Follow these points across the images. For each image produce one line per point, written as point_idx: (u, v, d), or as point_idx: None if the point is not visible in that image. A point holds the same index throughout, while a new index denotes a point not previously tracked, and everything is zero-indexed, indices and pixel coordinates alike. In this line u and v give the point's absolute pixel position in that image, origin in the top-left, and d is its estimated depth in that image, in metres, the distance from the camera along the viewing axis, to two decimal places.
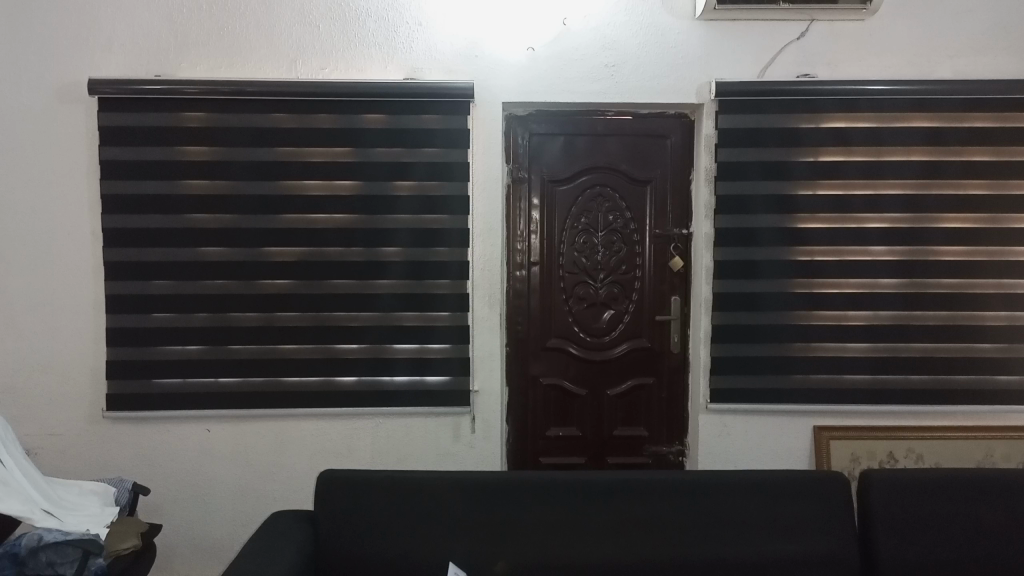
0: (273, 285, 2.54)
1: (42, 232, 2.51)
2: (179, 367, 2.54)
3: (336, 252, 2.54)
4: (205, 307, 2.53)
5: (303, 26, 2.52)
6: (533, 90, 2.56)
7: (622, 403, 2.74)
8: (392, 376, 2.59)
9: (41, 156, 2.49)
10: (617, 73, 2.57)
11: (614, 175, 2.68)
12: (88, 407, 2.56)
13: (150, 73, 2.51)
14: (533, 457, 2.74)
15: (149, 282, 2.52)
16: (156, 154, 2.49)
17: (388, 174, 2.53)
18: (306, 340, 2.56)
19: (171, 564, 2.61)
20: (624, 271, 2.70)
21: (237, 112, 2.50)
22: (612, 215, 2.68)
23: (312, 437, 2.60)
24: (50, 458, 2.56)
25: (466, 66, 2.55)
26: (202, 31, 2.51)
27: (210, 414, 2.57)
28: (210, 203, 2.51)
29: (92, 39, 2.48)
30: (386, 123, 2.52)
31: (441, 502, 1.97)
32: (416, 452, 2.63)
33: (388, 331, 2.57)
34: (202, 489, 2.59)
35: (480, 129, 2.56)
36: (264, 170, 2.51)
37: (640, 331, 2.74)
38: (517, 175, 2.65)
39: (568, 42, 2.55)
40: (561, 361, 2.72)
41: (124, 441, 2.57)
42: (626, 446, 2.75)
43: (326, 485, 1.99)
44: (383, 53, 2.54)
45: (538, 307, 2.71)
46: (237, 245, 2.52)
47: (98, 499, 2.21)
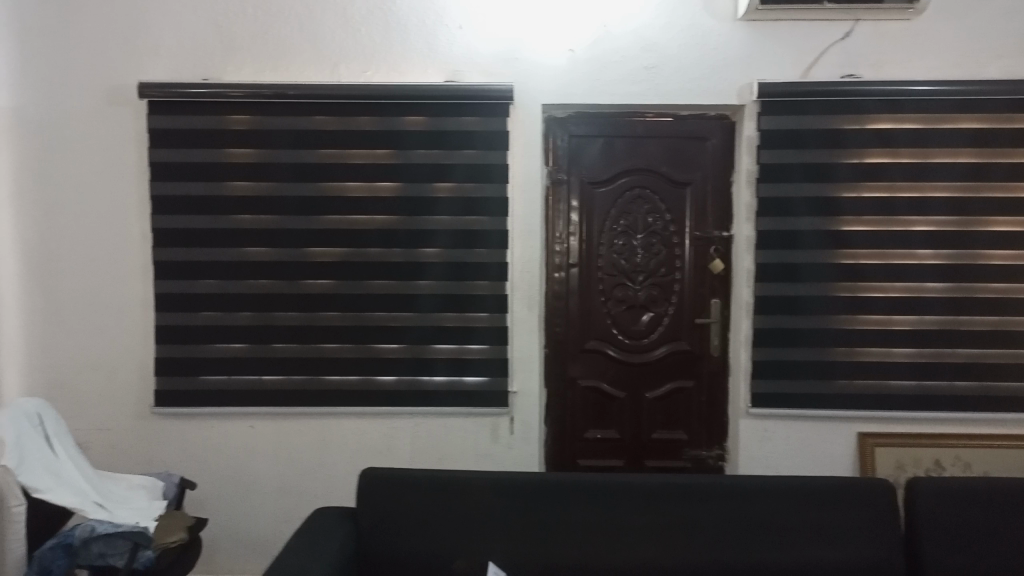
0: (315, 285, 2.58)
1: (92, 232, 2.59)
2: (224, 365, 2.59)
3: (376, 253, 2.57)
4: (249, 306, 2.58)
5: (345, 30, 2.56)
6: (572, 93, 2.56)
7: (660, 406, 2.73)
8: (431, 376, 2.61)
9: (93, 159, 2.57)
10: (658, 75, 2.55)
11: (653, 177, 2.67)
12: (136, 403, 2.63)
13: (196, 77, 2.56)
14: (571, 458, 2.73)
15: (195, 281, 2.58)
16: (202, 156, 2.54)
17: (428, 176, 2.56)
18: (346, 339, 2.60)
19: (215, 560, 2.65)
20: (663, 273, 2.69)
21: (281, 115, 2.54)
22: (650, 217, 2.67)
23: (352, 436, 2.63)
24: (99, 452, 2.63)
25: (505, 68, 2.56)
26: (247, 35, 2.56)
27: (252, 411, 2.61)
28: (255, 204, 2.56)
29: (142, 43, 2.55)
30: (427, 125, 2.55)
31: (479, 501, 1.98)
32: (454, 452, 2.65)
33: (427, 331, 2.60)
34: (245, 485, 2.64)
35: (519, 131, 2.57)
36: (307, 172, 2.55)
37: (679, 334, 2.72)
38: (555, 177, 2.66)
39: (607, 44, 2.55)
40: (599, 363, 2.72)
41: (170, 437, 2.63)
42: (664, 449, 2.73)
43: (367, 482, 2.02)
44: (424, 56, 2.56)
45: (577, 309, 2.70)
46: (281, 246, 2.57)
47: (146, 494, 2.28)
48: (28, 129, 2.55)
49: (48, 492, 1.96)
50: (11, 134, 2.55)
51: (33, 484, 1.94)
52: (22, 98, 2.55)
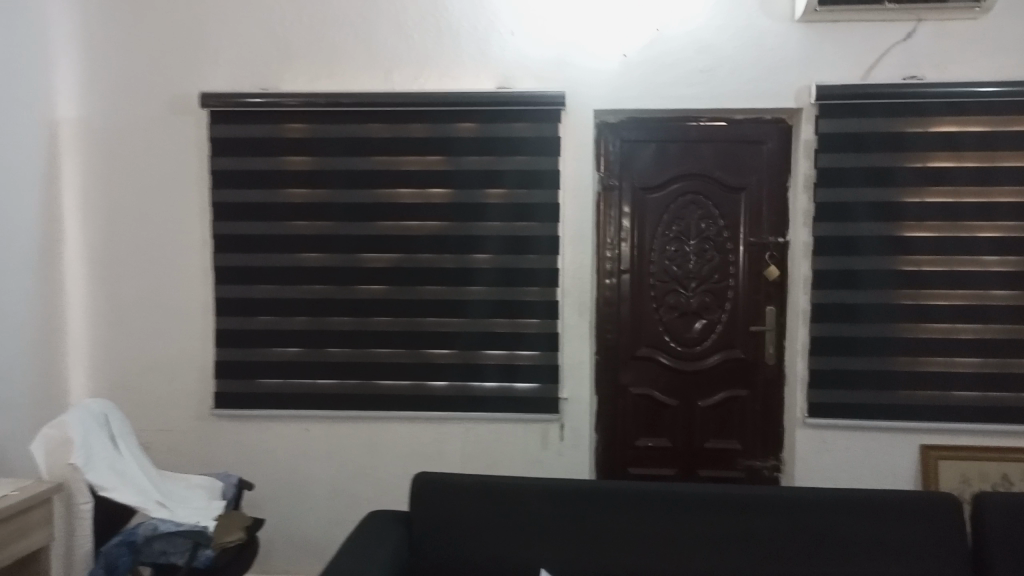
0: (368, 291, 2.62)
1: (156, 238, 2.67)
2: (280, 368, 2.65)
3: (428, 259, 2.60)
4: (304, 310, 2.63)
5: (399, 38, 2.59)
6: (624, 98, 2.54)
7: (713, 415, 2.68)
8: (482, 381, 2.62)
9: (158, 167, 2.65)
10: (712, 79, 2.52)
11: (706, 182, 2.63)
12: (196, 404, 2.70)
13: (255, 86, 2.62)
14: (622, 466, 2.71)
15: (253, 286, 2.64)
16: (261, 164, 2.60)
17: (480, 182, 2.57)
18: (399, 344, 2.62)
19: (270, 560, 2.70)
20: (717, 280, 2.65)
21: (336, 123, 2.59)
22: (704, 223, 2.64)
23: (404, 439, 2.66)
24: (160, 451, 2.71)
25: (558, 73, 2.56)
26: (305, 45, 2.61)
27: (307, 414, 2.65)
28: (311, 210, 2.61)
29: (204, 53, 2.62)
30: (479, 131, 2.56)
31: (531, 508, 1.98)
32: (505, 458, 2.65)
33: (478, 336, 2.61)
34: (299, 487, 2.68)
35: (571, 137, 2.56)
36: (362, 179, 2.59)
37: (733, 341, 2.67)
38: (607, 182, 2.65)
39: (661, 48, 2.52)
40: (651, 370, 2.69)
41: (227, 438, 2.69)
42: (718, 459, 2.69)
43: (420, 486, 2.04)
44: (476, 63, 2.58)
45: (628, 315, 2.68)
46: (336, 251, 2.61)
47: (205, 494, 2.35)
48: (97, 139, 2.65)
49: (114, 490, 2.02)
50: (81, 143, 2.65)
51: (100, 483, 2.00)
52: (91, 108, 2.64)
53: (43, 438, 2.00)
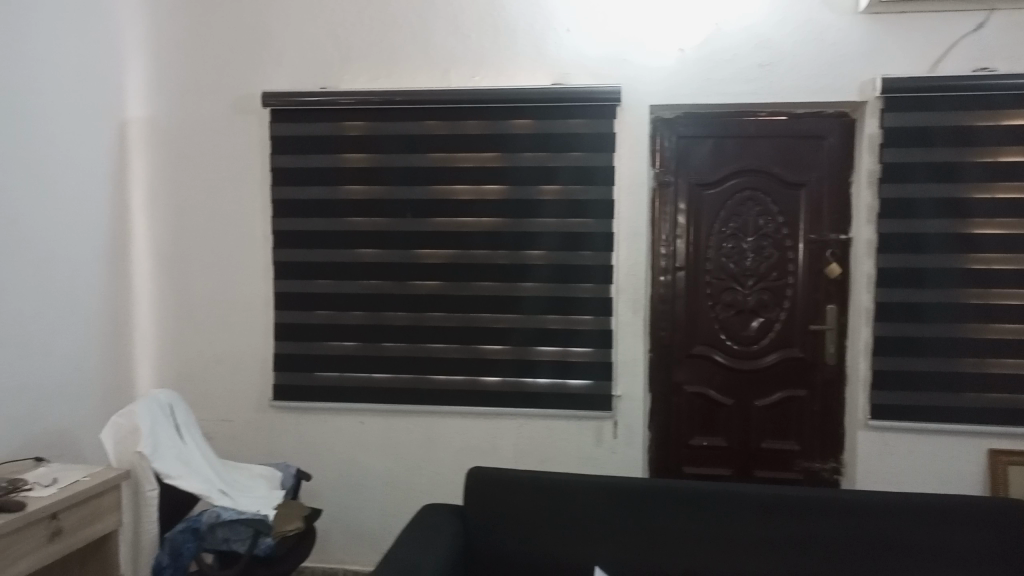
0: (423, 286, 2.64)
1: (219, 234, 2.74)
2: (337, 362, 2.69)
3: (483, 255, 2.61)
4: (361, 305, 2.67)
5: (456, 37, 2.61)
6: (681, 93, 2.51)
7: (771, 415, 2.64)
8: (535, 378, 2.62)
9: (221, 165, 2.72)
10: (772, 73, 2.47)
11: (765, 178, 2.59)
12: (256, 396, 2.76)
13: (315, 85, 2.67)
14: (675, 465, 2.68)
15: (311, 281, 2.69)
16: (319, 161, 2.65)
17: (534, 178, 2.57)
18: (453, 339, 2.64)
19: (326, 550, 2.75)
20: (775, 277, 2.60)
21: (393, 121, 2.62)
22: (762, 219, 2.59)
23: (457, 434, 2.68)
24: (222, 442, 2.78)
25: (614, 69, 2.54)
26: (363, 44, 2.65)
27: (363, 407, 2.70)
28: (368, 207, 2.65)
29: (266, 54, 2.68)
30: (534, 128, 2.56)
31: (586, 505, 1.98)
32: (557, 454, 2.64)
33: (532, 333, 2.61)
34: (355, 478, 2.72)
35: (627, 133, 2.54)
36: (418, 176, 2.62)
37: (791, 340, 2.62)
38: (662, 179, 2.62)
39: (719, 42, 2.49)
40: (706, 368, 2.66)
41: (286, 430, 2.75)
42: (775, 460, 2.64)
43: (475, 480, 2.05)
44: (533, 60, 2.57)
45: (683, 313, 2.65)
46: (392, 247, 2.64)
47: (265, 483, 2.41)
48: (164, 138, 2.73)
49: (180, 478, 2.08)
50: (150, 141, 2.74)
51: (166, 470, 2.06)
52: (160, 107, 2.73)
53: (113, 426, 2.07)
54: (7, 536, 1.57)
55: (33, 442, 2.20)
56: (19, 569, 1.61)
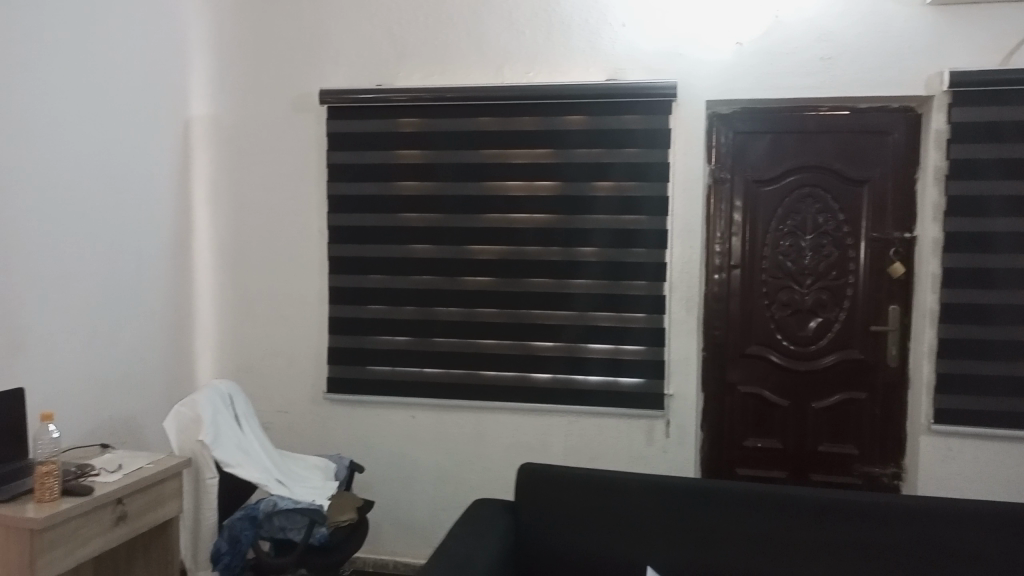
0: (475, 282, 2.65)
1: (277, 228, 2.79)
2: (389, 356, 2.73)
3: (535, 252, 2.61)
4: (414, 301, 2.70)
5: (510, 33, 2.61)
6: (739, 87, 2.47)
7: (828, 417, 2.57)
8: (586, 375, 2.61)
9: (280, 161, 2.77)
10: (834, 66, 2.41)
11: (826, 175, 2.52)
12: (311, 388, 2.81)
13: (371, 82, 2.70)
14: (728, 466, 2.64)
15: (365, 276, 2.72)
16: (375, 157, 2.69)
17: (588, 174, 2.56)
18: (504, 335, 2.65)
19: (377, 541, 2.78)
20: (834, 277, 2.53)
21: (447, 117, 2.63)
22: (822, 216, 2.53)
23: (508, 430, 2.68)
24: (278, 432, 2.84)
25: (669, 64, 2.50)
26: (418, 41, 2.67)
27: (414, 402, 2.72)
28: (421, 203, 2.67)
29: (323, 51, 2.72)
30: (588, 124, 2.55)
31: (638, 503, 1.96)
32: (608, 452, 2.63)
33: (583, 330, 2.60)
34: (406, 472, 2.75)
35: (683, 128, 2.51)
36: (471, 172, 2.63)
37: (851, 341, 2.55)
38: (718, 175, 2.59)
39: (778, 35, 2.43)
40: (761, 369, 2.61)
41: (340, 422, 2.79)
42: (832, 463, 2.57)
43: (526, 476, 2.06)
44: (587, 56, 2.56)
45: (738, 312, 2.61)
46: (445, 243, 2.66)
47: (320, 474, 2.45)
48: (225, 134, 2.80)
49: (239, 467, 2.12)
50: (211, 136, 2.80)
51: (225, 459, 2.11)
52: (221, 104, 2.79)
53: (176, 415, 2.13)
54: (78, 518, 1.63)
55: (99, 429, 2.28)
56: (88, 552, 1.67)
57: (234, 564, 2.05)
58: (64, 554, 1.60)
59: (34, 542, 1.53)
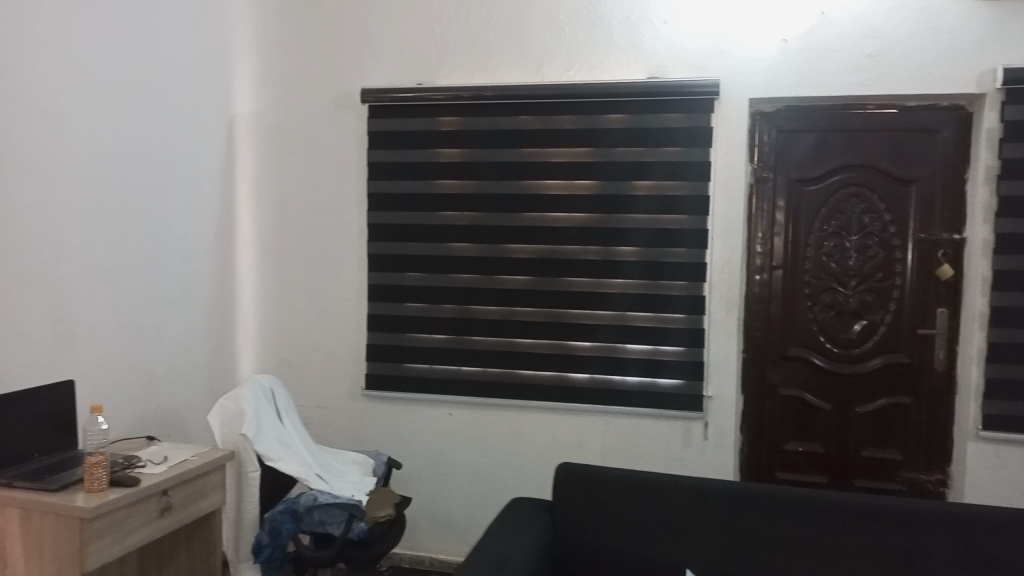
0: (513, 280, 2.65)
1: (318, 225, 2.82)
2: (427, 353, 2.74)
3: (573, 250, 2.60)
4: (452, 299, 2.71)
5: (551, 31, 2.60)
6: (783, 85, 2.43)
7: (872, 422, 2.52)
8: (624, 375, 2.59)
9: (321, 159, 2.81)
10: (881, 64, 2.37)
11: (872, 174, 2.47)
12: (349, 384, 2.84)
13: (412, 80, 2.72)
14: (768, 469, 2.60)
15: (404, 274, 2.74)
16: (414, 156, 2.70)
17: (627, 173, 2.54)
18: (542, 334, 2.64)
19: (414, 537, 2.79)
20: (880, 278, 2.48)
21: (487, 116, 2.64)
22: (867, 217, 2.48)
23: (544, 429, 2.67)
24: (317, 427, 2.87)
25: (711, 62, 2.48)
26: (458, 40, 2.68)
27: (451, 399, 2.73)
28: (460, 202, 2.68)
29: (365, 51, 2.75)
30: (628, 122, 2.53)
31: (677, 505, 1.94)
32: (644, 453, 2.61)
33: (621, 330, 2.58)
34: (442, 468, 2.76)
35: (724, 127, 2.48)
36: (510, 170, 2.63)
37: (896, 345, 2.49)
38: (761, 175, 2.54)
39: (824, 32, 2.40)
40: (803, 371, 2.56)
41: (377, 418, 2.81)
42: (876, 469, 2.52)
43: (564, 474, 2.05)
44: (628, 53, 2.54)
45: (779, 313, 2.57)
46: (482, 241, 2.67)
47: (358, 469, 2.48)
48: (268, 132, 2.83)
49: (280, 460, 2.16)
50: (255, 135, 2.84)
51: (267, 453, 2.14)
52: (265, 102, 2.83)
53: (219, 408, 2.16)
54: (125, 508, 1.66)
55: (145, 421, 2.33)
56: (134, 541, 1.70)
57: (276, 556, 2.07)
58: (112, 543, 1.63)
59: (83, 530, 1.57)
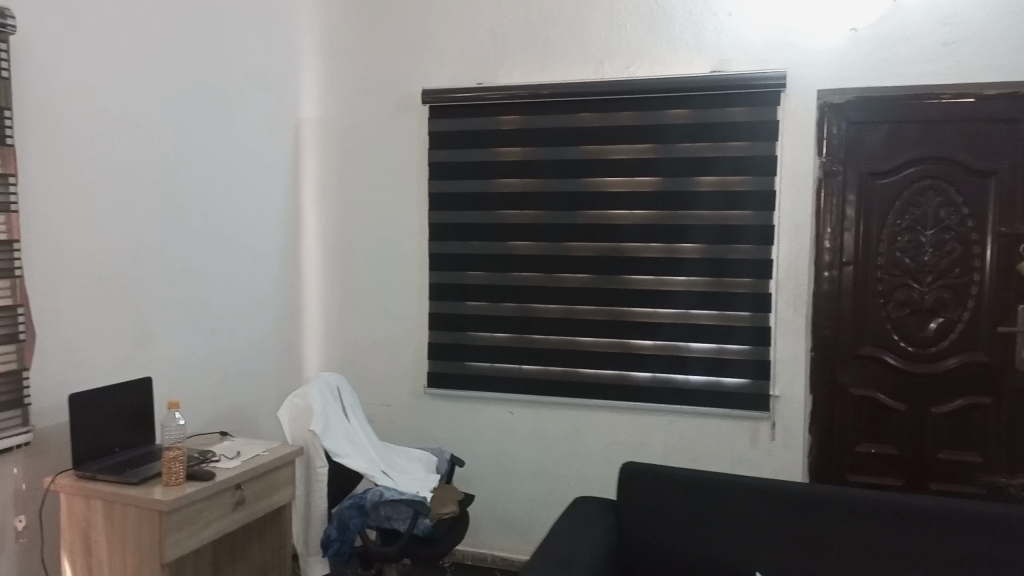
0: (573, 279, 2.64)
1: (381, 225, 2.86)
2: (489, 352, 2.75)
3: (635, 249, 2.57)
4: (512, 298, 2.71)
5: (612, 28, 2.59)
6: (852, 75, 2.38)
7: (949, 424, 2.39)
8: (687, 375, 2.56)
9: (384, 160, 2.85)
10: (958, 52, 2.30)
11: (948, 166, 2.35)
12: (412, 382, 2.87)
13: (472, 81, 2.73)
14: (838, 473, 2.49)
15: (465, 273, 2.76)
16: (475, 155, 2.72)
17: (690, 170, 2.51)
18: (603, 333, 2.63)
19: (477, 535, 2.80)
20: (957, 275, 2.37)
21: (547, 115, 2.64)
22: (944, 211, 2.36)
23: (606, 428, 2.65)
24: (381, 425, 2.91)
25: (778, 55, 2.43)
26: (519, 39, 2.68)
27: (512, 398, 2.74)
28: (521, 201, 2.68)
29: (426, 52, 2.78)
30: (690, 118, 2.49)
31: (746, 507, 1.90)
32: (709, 454, 2.57)
33: (684, 329, 2.55)
34: (504, 467, 2.77)
35: (791, 120, 2.43)
36: (571, 168, 2.62)
37: (976, 344, 2.37)
38: (830, 168, 2.43)
39: (896, 22, 2.34)
40: (875, 371, 2.45)
41: (440, 416, 2.83)
42: (953, 472, 2.39)
43: (628, 474, 2.03)
44: (690, 48, 2.51)
45: (849, 310, 2.46)
46: (543, 239, 2.66)
47: (422, 466, 2.51)
48: (332, 135, 2.89)
49: (347, 457, 2.19)
50: (321, 138, 2.90)
51: (334, 449, 2.18)
52: (329, 106, 2.89)
53: (289, 405, 2.21)
54: (201, 501, 1.71)
55: (217, 418, 2.40)
56: (209, 534, 1.75)
57: (343, 551, 2.11)
58: (189, 534, 1.68)
59: (162, 521, 1.62)
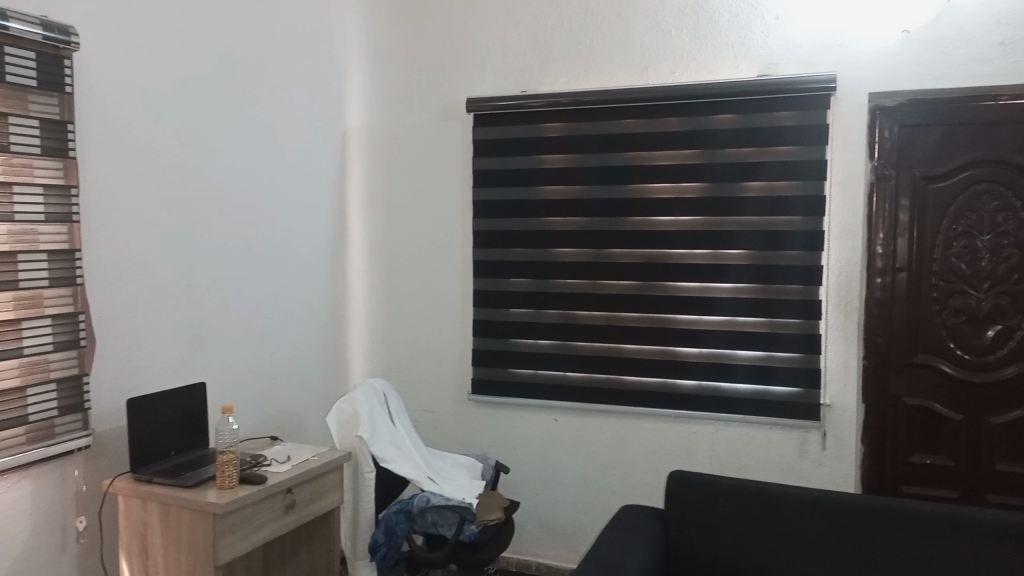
0: (617, 285, 2.63)
1: (425, 233, 2.89)
2: (532, 359, 2.75)
3: (680, 255, 2.55)
4: (556, 304, 2.71)
5: (656, 34, 2.57)
6: (902, 77, 2.33)
7: (1008, 434, 2.31)
8: (734, 384, 2.52)
9: (428, 167, 2.87)
10: (1016, 51, 2.23)
11: (1005, 169, 2.29)
12: (456, 388, 2.88)
13: (516, 89, 2.75)
14: (891, 484, 2.42)
15: (508, 280, 2.77)
16: (519, 163, 2.73)
17: (736, 175, 2.48)
18: (648, 340, 2.61)
19: (521, 542, 2.80)
20: (1016, 281, 2.29)
21: (590, 121, 2.63)
22: (1001, 215, 2.29)
23: (651, 436, 2.63)
24: (426, 430, 2.93)
25: (826, 57, 2.39)
26: (563, 46, 2.69)
27: (556, 405, 2.74)
28: (565, 208, 2.68)
29: (470, 60, 2.80)
30: (737, 122, 2.47)
31: (795, 517, 1.87)
32: (757, 464, 2.53)
33: (730, 337, 2.52)
34: (549, 474, 2.76)
35: (840, 124, 2.39)
36: (615, 174, 2.61)
37: None
38: (881, 172, 2.39)
39: (950, 22, 2.28)
40: (929, 380, 2.39)
41: (484, 423, 2.84)
42: (1013, 485, 2.30)
43: (674, 482, 2.01)
44: (736, 52, 2.48)
45: (902, 318, 2.41)
46: (587, 246, 2.66)
47: (467, 472, 2.52)
48: (378, 143, 2.93)
49: (393, 462, 2.22)
50: (366, 146, 2.94)
51: (382, 455, 2.20)
52: (375, 115, 2.93)
53: (337, 411, 2.24)
54: (253, 505, 1.75)
55: (267, 422, 2.44)
56: (261, 537, 1.78)
57: (391, 555, 2.13)
58: (241, 538, 1.72)
59: (216, 524, 1.65)
